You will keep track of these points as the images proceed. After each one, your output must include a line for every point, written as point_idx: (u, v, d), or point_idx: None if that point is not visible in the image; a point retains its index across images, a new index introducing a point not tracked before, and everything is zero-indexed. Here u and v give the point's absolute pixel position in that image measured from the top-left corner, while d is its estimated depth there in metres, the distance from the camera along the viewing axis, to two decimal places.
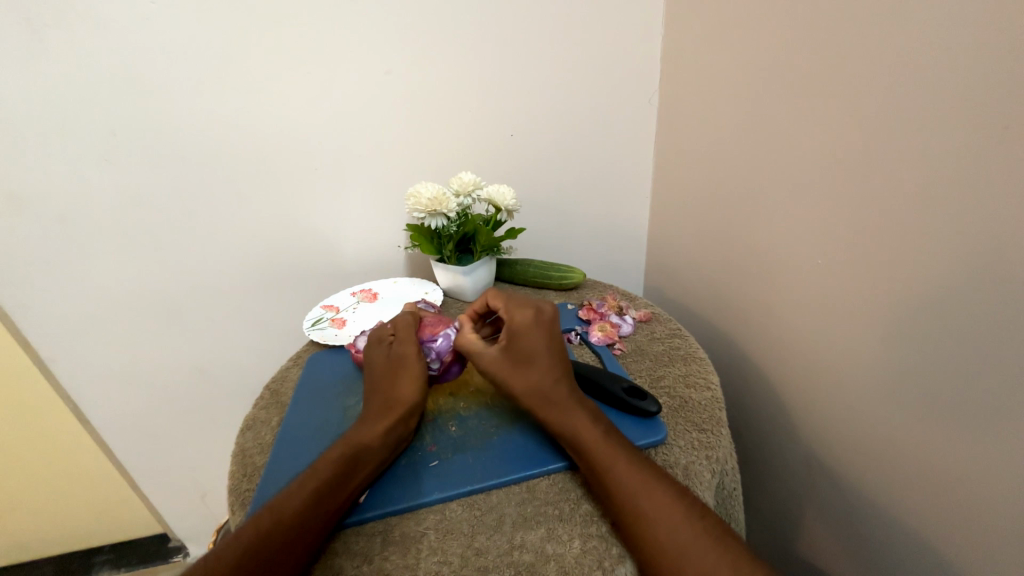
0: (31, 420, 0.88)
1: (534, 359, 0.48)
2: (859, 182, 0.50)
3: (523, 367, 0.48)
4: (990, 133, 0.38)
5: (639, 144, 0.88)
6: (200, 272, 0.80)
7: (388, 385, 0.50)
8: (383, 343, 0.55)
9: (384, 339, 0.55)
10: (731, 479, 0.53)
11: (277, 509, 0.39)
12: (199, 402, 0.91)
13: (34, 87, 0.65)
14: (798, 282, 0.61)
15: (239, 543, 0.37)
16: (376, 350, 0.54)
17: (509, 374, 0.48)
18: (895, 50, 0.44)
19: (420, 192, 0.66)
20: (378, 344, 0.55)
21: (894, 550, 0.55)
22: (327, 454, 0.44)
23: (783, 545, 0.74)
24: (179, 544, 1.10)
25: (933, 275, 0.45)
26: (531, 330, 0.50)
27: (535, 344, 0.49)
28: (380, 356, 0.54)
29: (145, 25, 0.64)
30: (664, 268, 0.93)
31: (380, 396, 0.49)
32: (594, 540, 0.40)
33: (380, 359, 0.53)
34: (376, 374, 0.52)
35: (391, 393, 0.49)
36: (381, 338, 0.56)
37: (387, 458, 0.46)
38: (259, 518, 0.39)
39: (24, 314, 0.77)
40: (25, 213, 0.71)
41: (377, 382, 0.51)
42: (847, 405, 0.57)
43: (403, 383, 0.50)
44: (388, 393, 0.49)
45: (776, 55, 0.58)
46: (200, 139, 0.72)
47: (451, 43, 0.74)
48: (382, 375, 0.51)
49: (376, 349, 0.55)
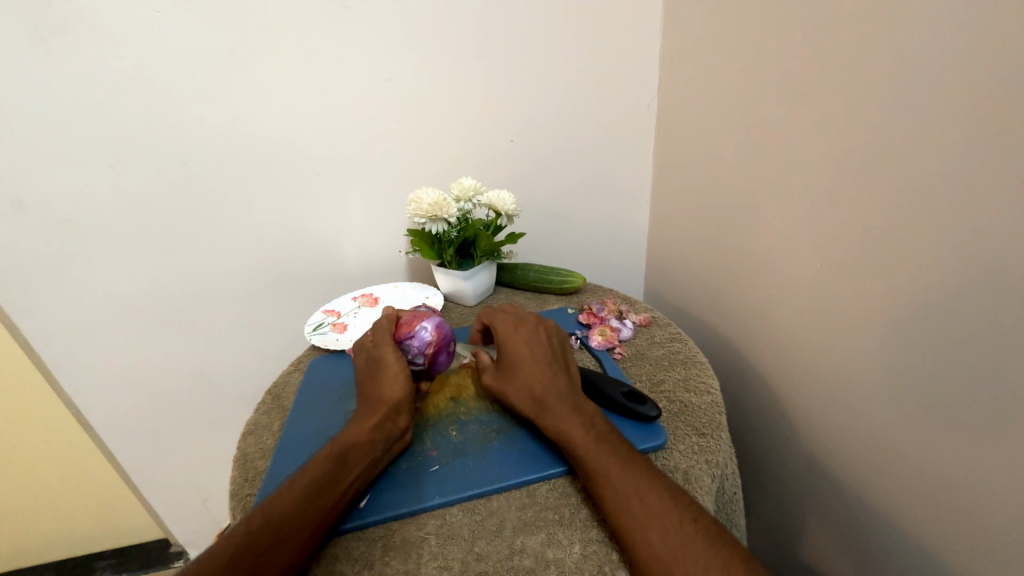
0: (35, 425, 0.89)
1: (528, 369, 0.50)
2: (857, 187, 0.50)
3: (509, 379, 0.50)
4: (987, 138, 0.39)
5: (639, 148, 0.88)
6: (202, 277, 0.81)
7: (372, 388, 0.50)
8: (363, 350, 0.55)
9: (363, 346, 0.55)
10: (732, 483, 0.53)
11: (273, 511, 0.39)
12: (201, 406, 0.91)
13: (38, 95, 0.65)
14: (797, 286, 0.61)
15: (236, 544, 0.38)
16: (359, 356, 0.55)
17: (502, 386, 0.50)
18: (893, 54, 0.45)
19: (420, 197, 0.66)
20: (360, 351, 0.55)
21: (894, 554, 0.55)
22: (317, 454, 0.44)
23: (783, 549, 0.74)
24: (180, 549, 1.08)
25: (931, 279, 0.45)
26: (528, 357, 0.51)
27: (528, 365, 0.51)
28: (362, 362, 0.54)
29: (148, 34, 0.65)
30: (663, 272, 0.94)
31: (365, 400, 0.50)
32: (595, 545, 0.40)
33: (362, 365, 0.54)
34: (362, 378, 0.52)
35: (375, 395, 0.49)
36: (362, 345, 0.56)
37: (384, 460, 0.46)
38: (255, 518, 0.39)
39: (27, 318, 0.78)
40: (29, 219, 0.71)
41: (363, 386, 0.52)
42: (847, 409, 0.57)
43: (386, 384, 0.50)
44: (372, 395, 0.50)
45: (775, 60, 0.58)
46: (202, 145, 0.72)
47: (453, 50, 0.74)
48: (366, 379, 0.52)
49: (359, 356, 0.55)
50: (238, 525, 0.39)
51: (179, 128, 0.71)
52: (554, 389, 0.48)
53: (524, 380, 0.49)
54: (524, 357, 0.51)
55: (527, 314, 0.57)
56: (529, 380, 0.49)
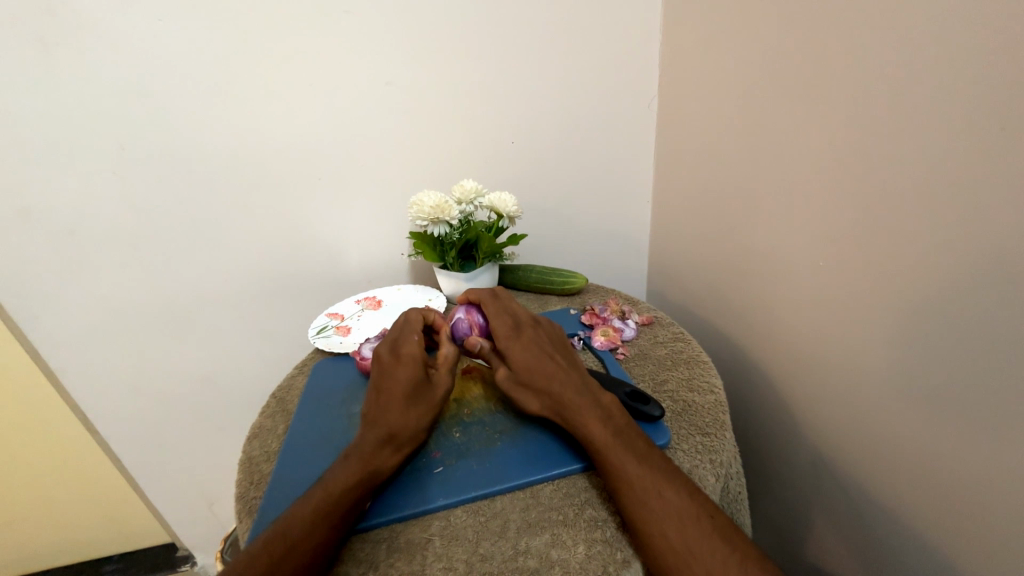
0: (43, 430, 0.89)
1: (553, 386, 0.48)
2: (859, 184, 0.50)
3: (536, 390, 0.49)
4: (986, 135, 0.39)
5: (639, 147, 0.88)
6: (207, 281, 0.81)
7: (408, 406, 0.47)
8: (404, 358, 0.52)
9: (408, 355, 0.52)
10: (736, 483, 0.53)
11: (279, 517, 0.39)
12: (206, 411, 0.91)
13: (44, 102, 0.66)
14: (800, 285, 0.60)
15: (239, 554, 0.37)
16: (399, 368, 0.50)
17: (524, 396, 0.50)
18: (891, 52, 0.45)
19: (423, 200, 0.67)
20: (405, 360, 0.51)
21: (901, 553, 0.55)
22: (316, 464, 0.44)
23: (790, 549, 0.74)
24: (186, 553, 1.09)
25: (933, 274, 0.45)
26: (555, 376, 0.49)
27: (559, 384, 0.48)
28: (403, 369, 0.50)
29: (151, 41, 0.66)
30: (666, 271, 0.93)
31: (398, 418, 0.47)
32: (599, 545, 0.40)
33: (403, 374, 0.50)
34: (398, 390, 0.49)
35: (412, 417, 0.47)
36: (410, 351, 0.52)
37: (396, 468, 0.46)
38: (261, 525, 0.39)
39: (33, 324, 0.78)
40: (36, 226, 0.72)
41: (398, 400, 0.48)
42: (851, 408, 0.57)
43: (421, 409, 0.48)
44: (405, 416, 0.47)
45: (775, 58, 0.58)
46: (205, 149, 0.73)
47: (453, 52, 0.75)
48: (402, 393, 0.48)
49: (399, 364, 0.51)
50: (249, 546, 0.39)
51: (182, 134, 0.71)
52: (567, 394, 0.48)
53: (541, 384, 0.49)
54: (531, 364, 0.50)
55: (523, 315, 0.57)
56: (550, 390, 0.48)
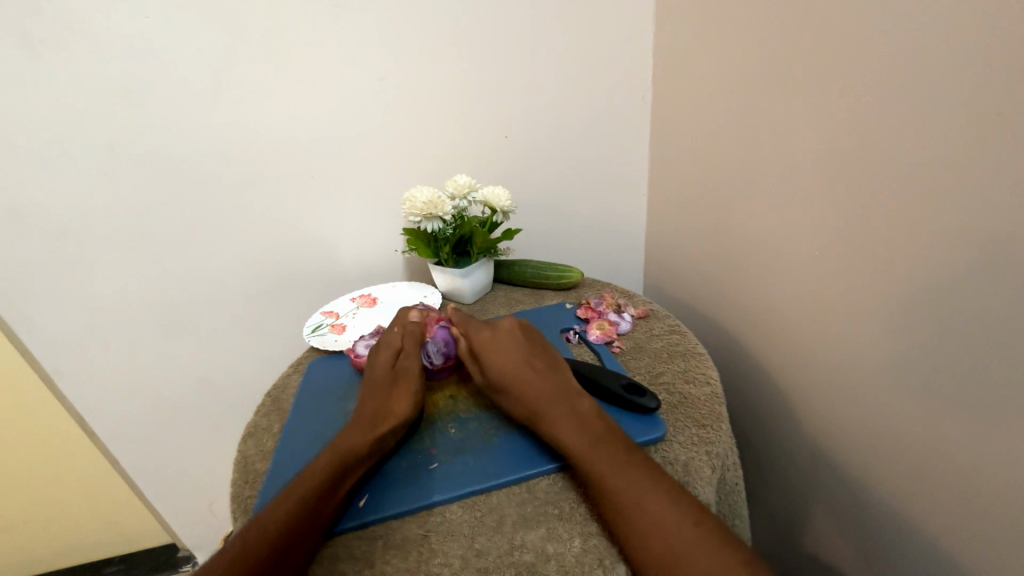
0: (39, 431, 0.89)
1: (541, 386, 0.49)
2: (855, 173, 0.49)
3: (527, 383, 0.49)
4: (982, 120, 0.38)
5: (634, 140, 0.88)
6: (202, 281, 0.81)
7: (384, 395, 0.50)
8: (385, 347, 0.56)
9: (388, 345, 0.56)
10: (733, 474, 0.53)
11: (264, 523, 0.39)
12: (204, 410, 0.91)
13: (31, 100, 0.65)
14: (796, 276, 0.60)
15: (228, 560, 0.37)
16: (380, 357, 0.55)
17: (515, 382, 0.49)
18: (882, 39, 0.44)
19: (416, 196, 0.66)
20: (385, 350, 0.56)
21: (902, 543, 0.54)
22: (314, 464, 0.43)
23: (790, 541, 0.73)
24: (187, 553, 1.09)
25: (932, 261, 0.44)
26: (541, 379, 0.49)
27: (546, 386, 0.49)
28: (380, 362, 0.54)
29: (137, 39, 0.65)
30: (662, 264, 0.93)
31: (371, 408, 0.49)
32: (595, 539, 0.40)
33: (381, 363, 0.54)
34: (374, 379, 0.52)
35: (385, 400, 0.49)
36: (387, 343, 0.56)
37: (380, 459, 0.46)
38: (247, 532, 0.39)
39: (26, 326, 0.78)
40: (28, 227, 0.72)
41: (375, 387, 0.51)
42: (848, 399, 0.57)
43: (398, 395, 0.50)
44: (380, 404, 0.49)
45: (768, 45, 0.58)
46: (195, 147, 0.72)
47: (446, 47, 0.74)
48: (377, 382, 0.52)
49: (381, 354, 0.55)
50: (239, 543, 0.39)
51: (171, 132, 0.71)
52: (558, 395, 0.48)
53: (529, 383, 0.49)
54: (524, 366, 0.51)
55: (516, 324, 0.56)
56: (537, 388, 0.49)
